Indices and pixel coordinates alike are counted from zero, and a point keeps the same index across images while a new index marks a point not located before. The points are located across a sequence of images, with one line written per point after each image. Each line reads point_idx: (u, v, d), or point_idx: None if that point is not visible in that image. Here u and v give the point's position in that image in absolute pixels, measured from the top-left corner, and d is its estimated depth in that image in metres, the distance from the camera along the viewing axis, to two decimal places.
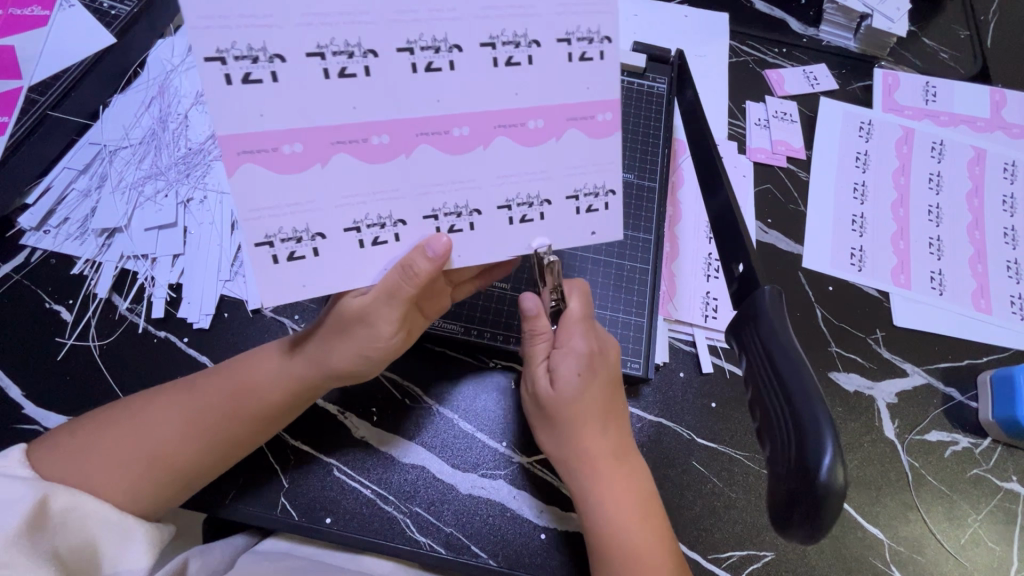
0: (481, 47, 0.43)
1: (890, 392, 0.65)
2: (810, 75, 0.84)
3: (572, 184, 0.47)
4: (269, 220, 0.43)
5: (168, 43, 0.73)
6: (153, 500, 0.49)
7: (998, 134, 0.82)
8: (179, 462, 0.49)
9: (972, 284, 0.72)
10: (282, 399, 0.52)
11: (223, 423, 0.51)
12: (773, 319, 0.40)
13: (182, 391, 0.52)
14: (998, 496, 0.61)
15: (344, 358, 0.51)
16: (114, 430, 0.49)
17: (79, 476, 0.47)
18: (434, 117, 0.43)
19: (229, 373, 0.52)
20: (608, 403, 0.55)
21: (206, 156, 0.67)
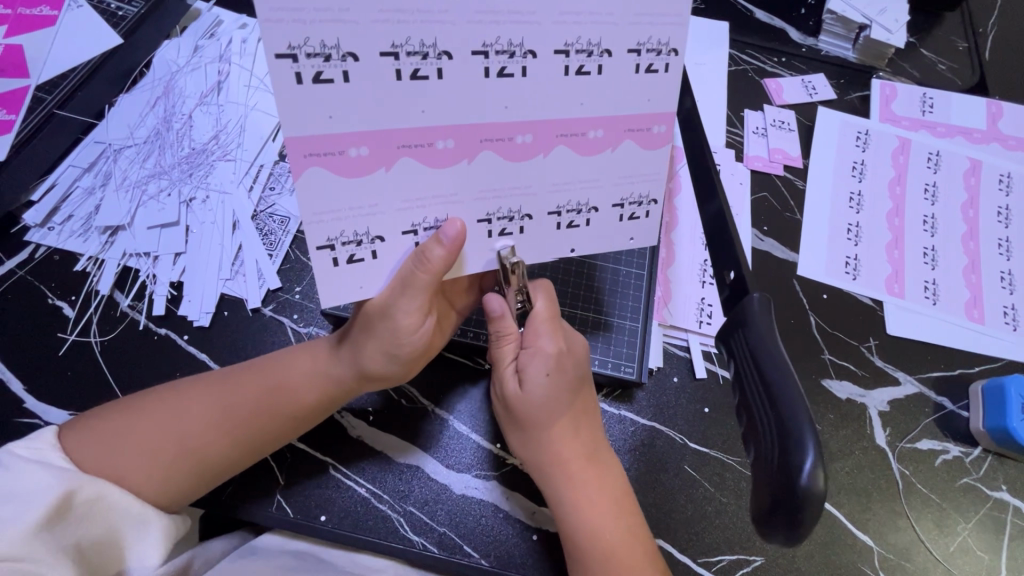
0: (555, 54, 0.42)
1: (882, 400, 0.66)
2: (808, 84, 0.85)
3: (555, 201, 0.48)
4: (331, 224, 0.43)
5: (174, 44, 0.74)
6: (177, 493, 0.50)
7: (994, 145, 0.83)
8: (208, 457, 0.50)
9: (966, 294, 0.73)
10: (315, 399, 0.53)
11: (256, 421, 0.52)
12: (762, 327, 0.40)
13: (219, 385, 0.53)
14: (987, 504, 0.62)
15: (378, 364, 0.52)
16: (149, 419, 0.50)
17: (109, 464, 0.47)
18: (499, 123, 0.43)
19: (266, 372, 0.53)
20: (581, 401, 0.55)
21: (209, 156, 0.68)
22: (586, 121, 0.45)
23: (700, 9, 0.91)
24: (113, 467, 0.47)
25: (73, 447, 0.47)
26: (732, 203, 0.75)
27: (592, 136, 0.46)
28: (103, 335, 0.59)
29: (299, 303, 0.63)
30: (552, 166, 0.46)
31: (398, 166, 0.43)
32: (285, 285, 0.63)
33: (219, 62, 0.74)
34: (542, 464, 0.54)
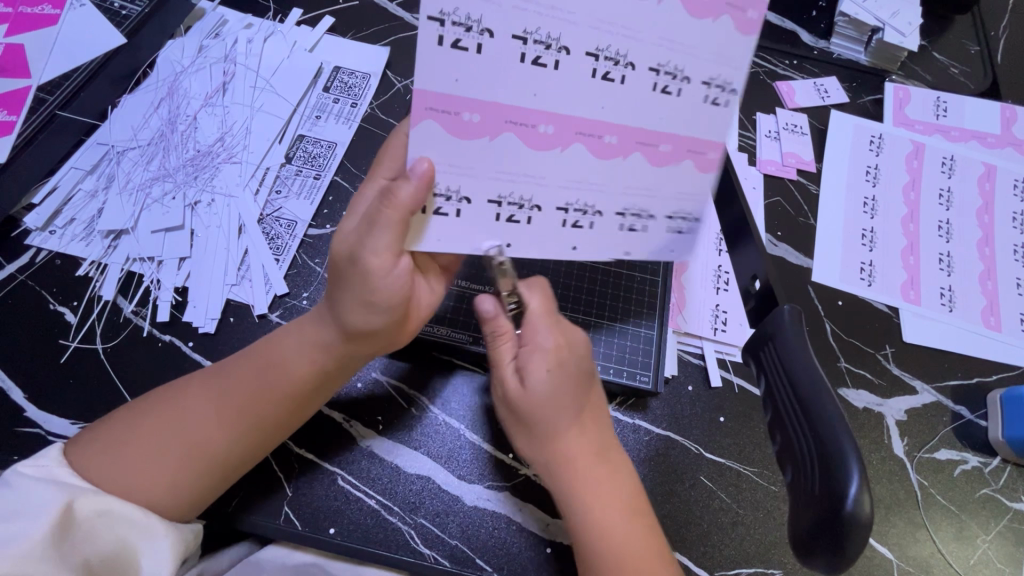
0: (648, 71, 0.40)
1: (899, 409, 0.65)
2: (820, 88, 0.85)
3: (623, 203, 0.45)
4: (438, 176, 0.43)
5: (179, 44, 0.73)
6: (191, 492, 0.48)
7: (1009, 150, 0.82)
8: (215, 449, 0.49)
9: (982, 301, 0.72)
10: (308, 372, 0.52)
11: (254, 403, 0.50)
12: (795, 344, 0.39)
13: (212, 377, 0.51)
14: (1007, 516, 0.61)
15: (360, 319, 0.49)
16: (146, 423, 0.49)
17: (116, 474, 0.46)
18: (593, 120, 0.42)
19: (256, 355, 0.52)
20: (589, 398, 0.53)
21: (214, 159, 0.67)
22: (631, 136, 0.43)
23: None
24: (121, 477, 0.46)
25: (82, 464, 0.46)
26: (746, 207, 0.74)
27: (660, 149, 0.43)
28: (106, 342, 0.58)
29: (307, 309, 0.62)
30: (577, 167, 0.44)
31: (449, 153, 0.42)
32: (292, 291, 0.62)
33: (224, 62, 0.73)
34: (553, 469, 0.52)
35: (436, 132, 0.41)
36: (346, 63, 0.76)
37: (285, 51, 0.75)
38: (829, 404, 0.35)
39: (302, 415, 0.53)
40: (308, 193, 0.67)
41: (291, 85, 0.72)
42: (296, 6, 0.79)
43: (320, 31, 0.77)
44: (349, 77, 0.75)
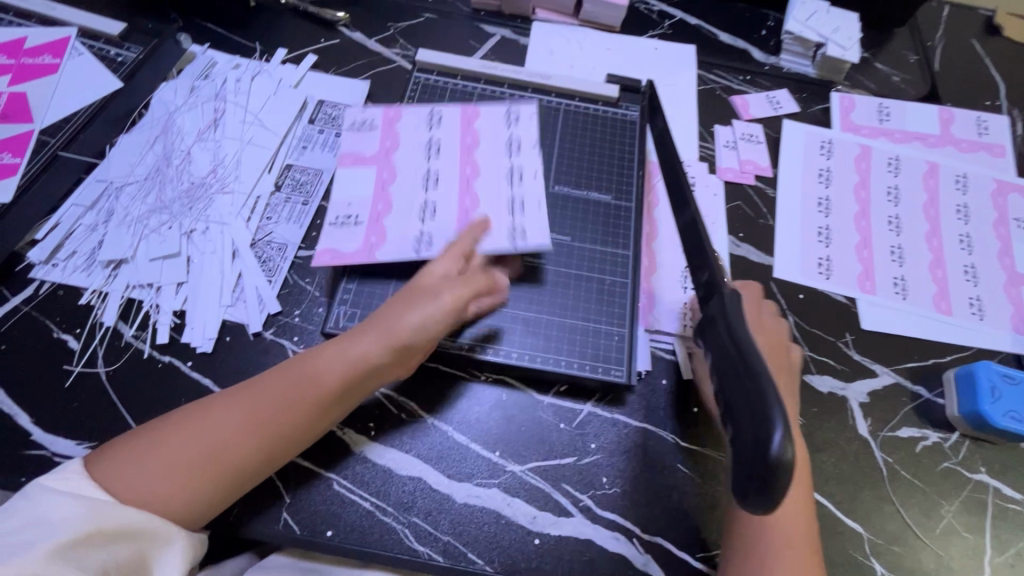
0: (413, 114, 0.72)
1: (862, 392, 0.69)
2: (772, 100, 0.91)
3: (510, 151, 0.71)
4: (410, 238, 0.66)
5: (171, 85, 0.78)
6: (212, 498, 0.51)
7: (949, 149, 0.88)
8: (239, 458, 0.52)
9: (933, 288, 0.77)
10: (337, 385, 0.55)
11: (276, 429, 0.53)
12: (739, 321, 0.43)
13: (233, 398, 0.54)
14: (968, 487, 0.65)
15: (404, 325, 0.57)
16: (166, 442, 0.51)
17: (135, 489, 0.49)
18: (446, 146, 0.70)
19: (288, 369, 0.56)
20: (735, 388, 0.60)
21: (208, 190, 0.71)
22: (465, 117, 0.72)
23: (668, 35, 0.96)
24: (141, 492, 0.49)
25: (103, 471, 0.49)
26: (708, 212, 0.79)
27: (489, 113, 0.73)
28: (108, 365, 0.61)
29: (299, 325, 0.65)
30: (463, 163, 0.70)
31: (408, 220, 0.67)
32: (285, 309, 0.66)
33: (215, 100, 0.77)
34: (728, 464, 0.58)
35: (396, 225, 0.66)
36: (329, 97, 0.82)
37: (271, 88, 0.80)
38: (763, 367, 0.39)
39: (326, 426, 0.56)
40: (297, 218, 0.72)
41: (279, 118, 0.78)
42: (280, 47, 0.86)
43: (303, 69, 0.83)
44: (333, 109, 0.81)
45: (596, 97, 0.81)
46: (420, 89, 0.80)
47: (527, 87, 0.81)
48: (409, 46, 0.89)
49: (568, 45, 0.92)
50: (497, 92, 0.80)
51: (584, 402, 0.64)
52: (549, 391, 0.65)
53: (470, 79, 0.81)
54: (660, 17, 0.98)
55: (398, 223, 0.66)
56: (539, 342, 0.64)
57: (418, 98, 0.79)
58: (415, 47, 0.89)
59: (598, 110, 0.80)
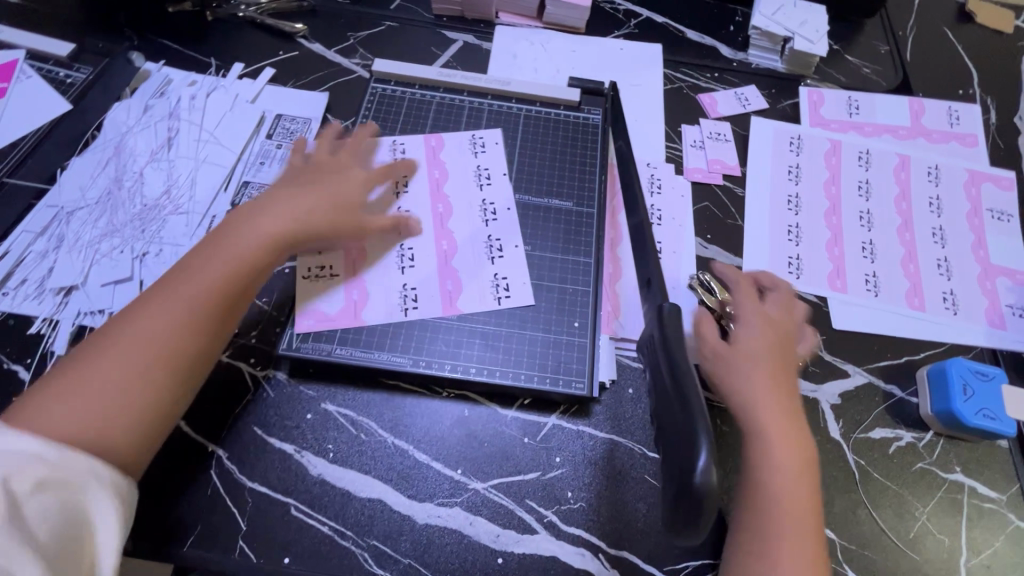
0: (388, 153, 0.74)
1: (833, 393, 0.68)
2: (741, 96, 0.90)
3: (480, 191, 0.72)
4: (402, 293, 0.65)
5: (124, 105, 0.76)
6: (159, 398, 0.51)
7: (920, 141, 0.87)
8: (172, 352, 0.52)
9: (906, 284, 0.75)
10: (247, 261, 0.58)
11: (184, 325, 0.53)
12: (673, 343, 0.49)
13: (129, 311, 0.53)
14: (943, 487, 0.63)
15: (299, 203, 0.62)
16: (74, 374, 0.49)
17: (52, 425, 0.46)
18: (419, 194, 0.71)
19: (190, 264, 0.56)
20: (765, 380, 0.58)
21: (161, 212, 0.69)
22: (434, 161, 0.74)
23: (635, 34, 0.95)
24: (63, 425, 0.47)
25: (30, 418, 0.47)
26: (675, 214, 0.78)
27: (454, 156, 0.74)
28: None
29: (256, 346, 0.64)
30: (438, 209, 0.71)
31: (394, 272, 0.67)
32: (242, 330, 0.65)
33: (168, 119, 0.76)
34: (752, 454, 0.55)
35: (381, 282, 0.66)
36: (288, 110, 0.80)
37: (227, 104, 0.79)
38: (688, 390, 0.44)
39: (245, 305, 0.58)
40: None
41: (235, 135, 0.77)
42: (237, 62, 0.84)
43: (261, 83, 0.82)
44: (290, 123, 0.79)
45: (559, 102, 0.80)
46: (378, 100, 0.79)
47: (487, 93, 0.80)
48: (369, 56, 0.88)
49: (532, 48, 0.90)
50: (456, 100, 0.80)
51: (548, 414, 0.63)
52: (513, 404, 0.63)
53: (428, 88, 0.80)
54: (626, 16, 0.97)
55: (377, 275, 0.66)
56: (499, 355, 0.63)
57: (376, 109, 0.78)
58: (375, 57, 0.88)
59: (561, 115, 0.80)
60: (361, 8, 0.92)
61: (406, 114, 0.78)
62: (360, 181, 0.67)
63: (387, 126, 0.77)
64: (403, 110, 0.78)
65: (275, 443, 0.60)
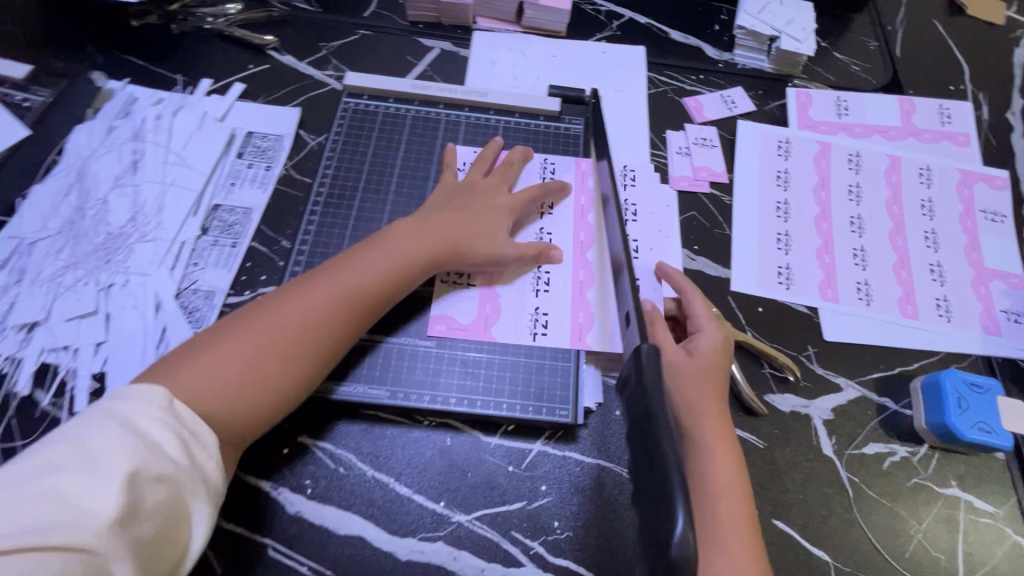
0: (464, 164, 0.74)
1: (826, 408, 0.66)
2: (727, 99, 0.87)
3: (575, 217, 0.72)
4: (518, 323, 0.66)
5: (87, 128, 0.74)
6: (287, 384, 0.55)
7: (910, 141, 0.85)
8: (308, 341, 0.56)
9: (898, 291, 0.74)
10: (389, 272, 0.60)
11: (325, 317, 0.57)
12: (656, 403, 0.46)
13: (292, 289, 0.58)
14: (938, 503, 0.62)
15: (463, 225, 0.65)
16: (230, 335, 0.55)
17: (192, 383, 0.51)
18: (533, 218, 0.72)
19: (345, 265, 0.60)
20: (709, 390, 0.60)
21: (127, 240, 0.67)
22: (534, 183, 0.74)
23: (617, 36, 0.92)
24: (199, 386, 0.51)
25: (181, 377, 0.52)
26: (661, 225, 0.75)
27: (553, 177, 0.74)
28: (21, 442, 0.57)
29: None
30: (552, 229, 0.71)
31: (515, 298, 0.67)
32: None
33: (133, 140, 0.73)
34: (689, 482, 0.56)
35: (494, 308, 0.66)
36: (258, 127, 0.78)
37: (195, 123, 0.76)
38: (665, 456, 0.42)
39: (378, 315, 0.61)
40: (226, 262, 0.68)
41: (204, 155, 0.74)
42: (204, 77, 0.81)
43: (230, 99, 0.79)
44: (262, 141, 0.76)
45: (540, 112, 0.79)
46: (351, 115, 0.76)
47: (464, 105, 0.78)
48: (343, 67, 0.85)
49: (512, 55, 0.87)
50: (431, 114, 0.77)
51: (533, 440, 0.61)
52: (496, 432, 0.62)
53: (402, 101, 0.78)
54: (608, 17, 0.94)
55: (513, 293, 0.67)
56: (480, 384, 0.62)
57: (348, 125, 0.76)
58: (349, 67, 0.85)
59: (540, 125, 0.79)
60: (334, 16, 0.89)
61: (380, 129, 0.76)
62: (506, 207, 0.68)
63: (360, 142, 0.75)
64: (377, 125, 0.76)
65: (249, 480, 0.58)
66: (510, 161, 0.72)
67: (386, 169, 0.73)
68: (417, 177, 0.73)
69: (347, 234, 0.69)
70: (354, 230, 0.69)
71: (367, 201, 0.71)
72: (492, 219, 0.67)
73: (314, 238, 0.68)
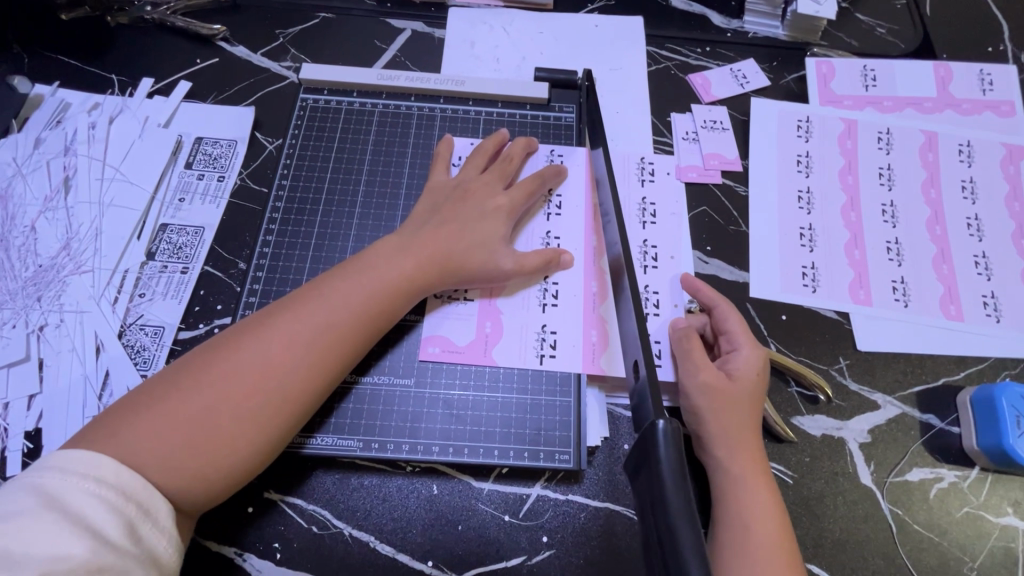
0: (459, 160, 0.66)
1: (861, 430, 0.58)
2: (737, 74, 0.77)
3: (581, 215, 0.63)
4: (522, 345, 0.58)
5: (11, 144, 0.66)
6: (252, 442, 0.46)
7: (947, 113, 0.75)
8: (276, 389, 0.47)
9: (940, 289, 0.65)
10: (370, 300, 0.52)
11: (296, 362, 0.48)
12: (675, 505, 0.36)
13: (256, 327, 0.49)
14: (993, 535, 0.55)
15: (451, 236, 0.56)
16: (183, 385, 0.46)
17: (135, 446, 0.43)
18: (533, 219, 0.63)
19: (319, 294, 0.51)
20: (746, 423, 0.52)
21: (59, 272, 0.59)
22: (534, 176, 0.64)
23: (611, 7, 0.82)
24: (143, 450, 0.43)
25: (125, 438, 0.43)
26: (669, 225, 0.66)
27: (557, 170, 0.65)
28: None
29: None
30: (553, 231, 0.62)
31: (515, 317, 0.59)
32: None
33: (63, 155, 0.65)
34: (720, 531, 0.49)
35: (492, 329, 0.58)
36: (209, 132, 0.68)
37: (135, 131, 0.67)
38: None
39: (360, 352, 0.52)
40: (175, 292, 0.60)
41: (145, 168, 0.65)
42: (145, 75, 0.72)
43: (174, 100, 0.70)
44: (212, 147, 0.67)
45: (525, 100, 0.69)
46: (309, 115, 0.67)
47: (439, 96, 0.69)
48: (302, 57, 0.75)
49: (493, 34, 0.77)
50: (402, 108, 0.68)
51: (531, 484, 0.54)
52: (489, 476, 0.54)
53: (368, 95, 0.69)
54: None
55: (516, 310, 0.59)
56: (466, 427, 0.55)
57: (307, 127, 0.67)
58: (310, 57, 0.75)
59: (526, 115, 0.69)
60: None
61: (343, 129, 0.67)
62: (504, 211, 0.59)
63: (321, 146, 0.66)
64: (339, 125, 0.67)
65: (210, 546, 0.51)
66: (510, 154, 0.63)
67: (351, 175, 0.64)
68: (388, 181, 0.64)
69: (309, 253, 0.60)
70: (317, 248, 0.61)
71: (331, 213, 0.62)
72: (491, 227, 0.58)
73: (271, 259, 0.60)
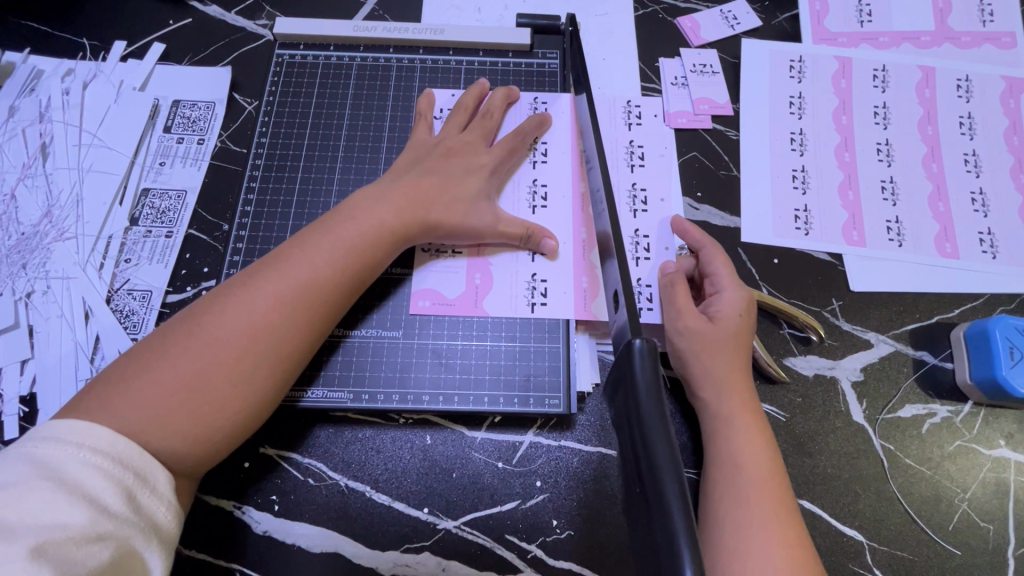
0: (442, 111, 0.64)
1: (854, 368, 0.58)
2: (727, 15, 0.74)
3: (567, 162, 0.62)
4: (512, 294, 0.57)
5: None
6: (246, 399, 0.46)
7: (945, 47, 0.72)
8: (266, 346, 0.47)
9: (935, 227, 0.64)
10: (353, 254, 0.51)
11: (282, 319, 0.48)
12: (656, 435, 0.37)
13: (237, 288, 0.48)
14: (985, 467, 0.55)
15: (433, 186, 0.55)
16: (168, 353, 0.45)
17: (129, 413, 0.42)
18: (518, 170, 0.62)
19: (299, 250, 0.51)
20: (735, 362, 0.52)
21: (43, 239, 0.59)
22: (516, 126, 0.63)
23: None
24: (138, 417, 0.42)
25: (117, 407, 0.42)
26: (658, 171, 0.65)
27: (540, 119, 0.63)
28: None
29: None
30: (539, 179, 0.61)
31: (503, 266, 0.58)
32: None
33: (39, 122, 0.64)
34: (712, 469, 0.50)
35: (479, 280, 0.58)
36: (186, 94, 0.67)
37: (110, 95, 0.66)
38: (668, 504, 0.33)
39: (345, 305, 0.52)
40: (160, 256, 0.59)
41: (123, 132, 0.64)
42: (117, 38, 0.70)
43: (149, 62, 0.68)
44: (191, 110, 0.66)
45: (507, 47, 0.67)
46: (285, 72, 0.66)
47: (418, 47, 0.67)
48: (277, 13, 0.72)
49: None
50: (380, 61, 0.66)
51: (524, 431, 0.54)
52: (482, 425, 0.55)
53: (345, 49, 0.67)
54: None
55: (505, 260, 0.58)
56: (456, 376, 0.55)
57: (285, 84, 0.65)
58: (285, 13, 0.72)
59: (509, 63, 0.67)
60: None
61: (320, 85, 0.65)
62: (488, 162, 0.58)
63: (299, 103, 0.64)
64: (317, 81, 0.65)
65: (209, 500, 0.52)
66: (493, 104, 0.62)
67: (331, 131, 0.63)
68: (370, 136, 0.63)
69: (292, 212, 0.60)
70: (299, 206, 0.60)
71: (313, 172, 0.61)
72: (475, 179, 0.57)
73: (254, 219, 0.59)
